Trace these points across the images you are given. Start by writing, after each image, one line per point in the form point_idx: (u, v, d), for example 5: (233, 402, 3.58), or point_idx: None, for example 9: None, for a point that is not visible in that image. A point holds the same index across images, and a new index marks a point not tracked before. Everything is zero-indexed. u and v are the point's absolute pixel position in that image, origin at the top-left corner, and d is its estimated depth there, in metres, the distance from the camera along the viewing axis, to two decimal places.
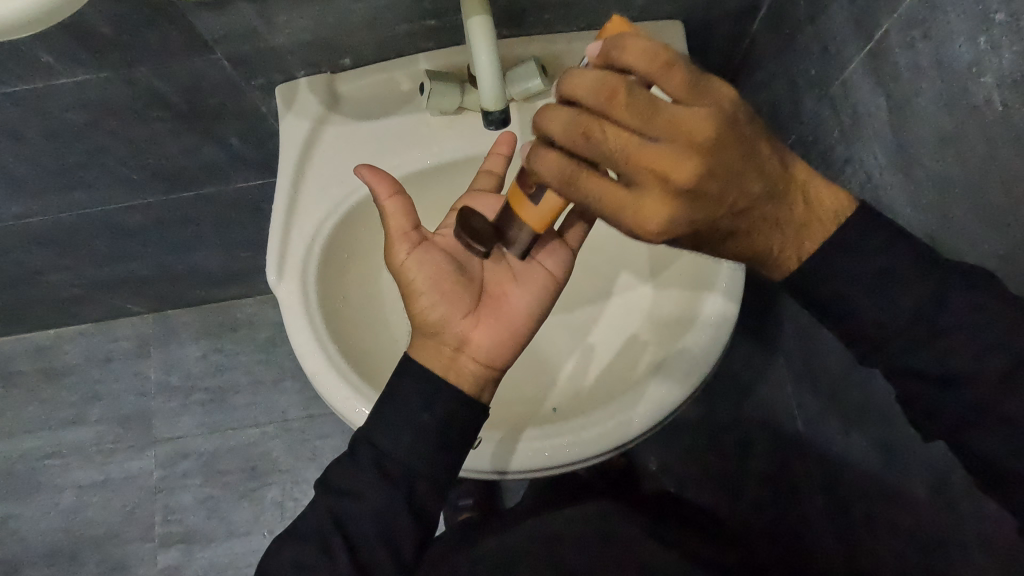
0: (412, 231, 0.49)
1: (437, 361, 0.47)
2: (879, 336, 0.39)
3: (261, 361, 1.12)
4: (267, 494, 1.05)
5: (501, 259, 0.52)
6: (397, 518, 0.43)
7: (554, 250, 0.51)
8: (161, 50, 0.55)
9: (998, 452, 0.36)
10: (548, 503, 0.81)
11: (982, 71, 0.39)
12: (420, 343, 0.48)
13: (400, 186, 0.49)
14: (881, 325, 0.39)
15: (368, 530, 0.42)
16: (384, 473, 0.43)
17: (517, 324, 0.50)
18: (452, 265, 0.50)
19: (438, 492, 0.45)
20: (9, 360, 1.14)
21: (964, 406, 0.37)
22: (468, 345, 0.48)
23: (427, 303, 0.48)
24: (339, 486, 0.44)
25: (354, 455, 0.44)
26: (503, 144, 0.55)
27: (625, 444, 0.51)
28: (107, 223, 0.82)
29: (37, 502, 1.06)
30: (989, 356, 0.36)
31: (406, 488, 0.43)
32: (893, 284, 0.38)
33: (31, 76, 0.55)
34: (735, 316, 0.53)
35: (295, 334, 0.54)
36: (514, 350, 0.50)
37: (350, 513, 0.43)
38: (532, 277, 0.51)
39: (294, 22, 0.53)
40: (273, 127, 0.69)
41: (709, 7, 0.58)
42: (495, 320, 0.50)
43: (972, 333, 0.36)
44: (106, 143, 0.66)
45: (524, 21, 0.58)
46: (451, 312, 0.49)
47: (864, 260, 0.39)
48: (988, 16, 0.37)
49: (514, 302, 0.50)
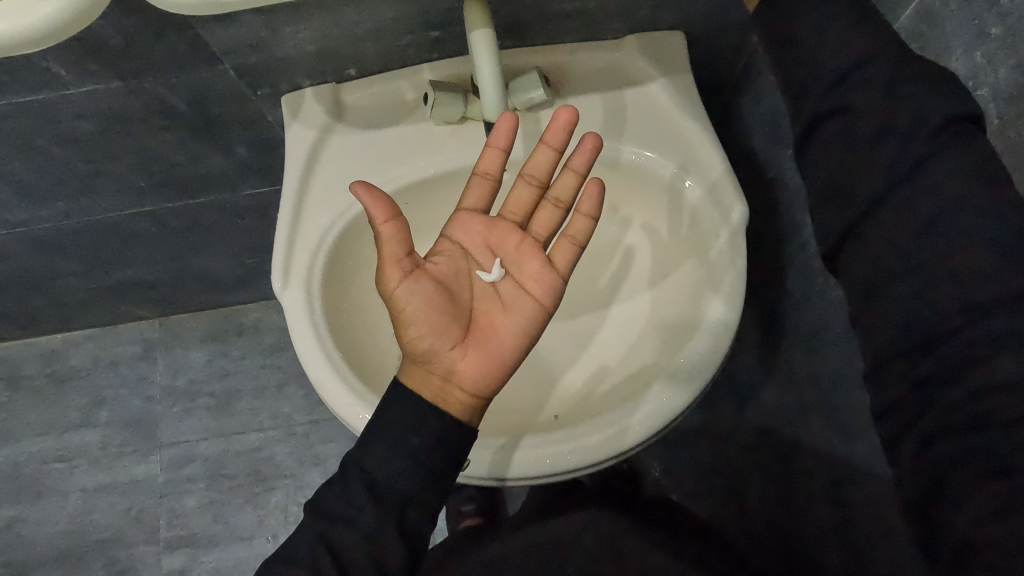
0: (404, 258, 0.47)
1: (426, 389, 0.47)
2: (822, 85, 0.40)
3: (266, 366, 1.13)
4: (271, 499, 1.05)
5: (490, 287, 0.52)
6: (388, 538, 0.43)
7: (545, 277, 0.51)
8: (169, 60, 0.55)
9: (919, 220, 0.37)
10: (549, 509, 0.81)
11: (977, 85, 0.39)
12: (409, 370, 0.48)
13: (397, 210, 0.46)
14: (825, 73, 0.39)
15: (358, 551, 0.43)
16: (375, 493, 0.44)
17: (506, 353, 0.49)
18: (442, 294, 0.49)
19: (428, 512, 0.45)
20: (18, 363, 1.15)
21: (884, 171, 0.38)
22: (456, 374, 0.48)
23: (416, 333, 0.48)
24: (330, 505, 0.44)
25: (344, 476, 0.45)
26: (500, 137, 0.50)
27: (626, 452, 0.52)
28: (115, 230, 0.83)
29: (45, 504, 1.07)
30: (923, 121, 0.37)
31: (396, 509, 0.44)
32: (850, 30, 0.39)
33: (42, 88, 0.55)
34: (738, 321, 0.54)
35: (299, 341, 0.55)
36: (502, 379, 0.49)
37: (341, 531, 0.43)
38: (520, 308, 0.51)
39: (300, 34, 0.54)
40: (279, 136, 0.70)
41: (710, 19, 0.59)
42: (485, 350, 0.49)
43: (903, 92, 0.38)
44: (115, 152, 0.67)
45: (527, 33, 0.59)
46: (440, 343, 0.48)
47: (905, 119, 0.38)
48: (983, 30, 0.38)
49: (503, 331, 0.50)
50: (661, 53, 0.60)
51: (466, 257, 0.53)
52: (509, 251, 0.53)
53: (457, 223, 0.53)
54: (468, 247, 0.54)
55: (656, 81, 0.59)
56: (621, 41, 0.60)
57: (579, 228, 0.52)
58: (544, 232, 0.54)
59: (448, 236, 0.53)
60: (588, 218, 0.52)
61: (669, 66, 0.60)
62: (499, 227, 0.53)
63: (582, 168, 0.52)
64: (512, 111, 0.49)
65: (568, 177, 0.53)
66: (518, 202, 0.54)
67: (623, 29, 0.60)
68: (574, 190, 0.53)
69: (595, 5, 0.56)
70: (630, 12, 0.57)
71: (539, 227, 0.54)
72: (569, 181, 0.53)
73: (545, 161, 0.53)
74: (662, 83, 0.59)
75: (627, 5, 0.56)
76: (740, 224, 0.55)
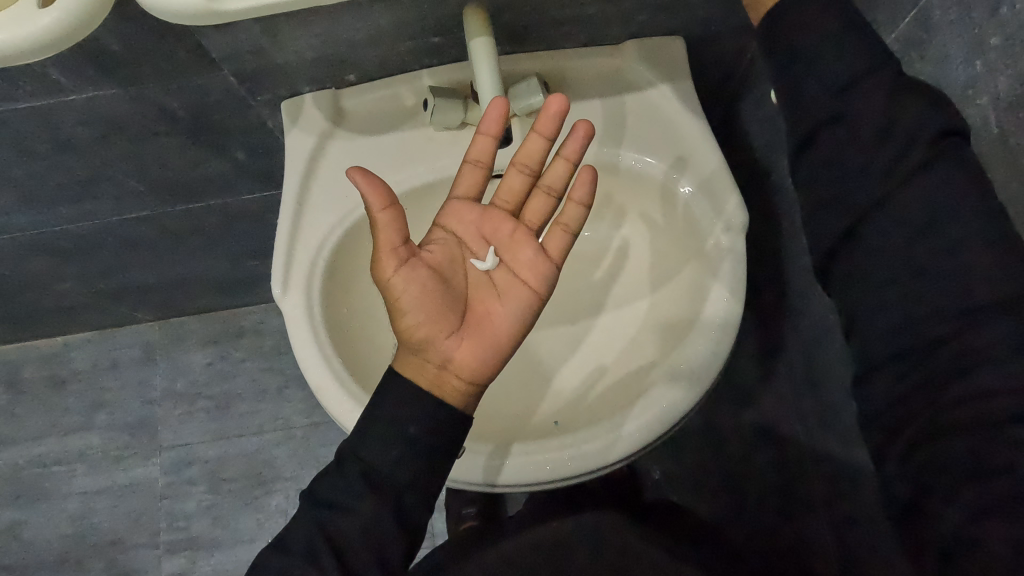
0: (400, 247, 0.47)
1: (423, 378, 0.47)
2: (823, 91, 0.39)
3: (266, 369, 1.12)
4: (271, 501, 1.05)
5: (484, 276, 0.52)
6: (386, 528, 0.43)
7: (539, 265, 0.51)
8: (169, 66, 0.55)
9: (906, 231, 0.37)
10: (549, 509, 0.81)
11: (978, 93, 0.39)
12: (405, 359, 0.48)
13: (393, 198, 0.46)
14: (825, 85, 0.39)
15: (356, 542, 0.43)
16: (372, 485, 0.44)
17: (502, 342, 0.50)
18: (438, 281, 0.49)
19: (426, 502, 0.45)
20: (18, 367, 1.15)
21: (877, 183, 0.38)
22: (452, 362, 0.48)
23: (413, 322, 0.48)
24: (327, 499, 0.44)
25: (341, 468, 0.45)
26: (493, 124, 0.49)
27: (624, 458, 0.52)
28: (115, 235, 0.83)
29: (45, 508, 1.07)
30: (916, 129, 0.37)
31: (394, 497, 0.44)
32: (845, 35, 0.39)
33: (41, 95, 0.55)
34: (737, 322, 0.54)
35: (298, 345, 0.55)
36: (497, 366, 0.50)
37: (339, 525, 0.43)
38: (515, 295, 0.51)
39: (298, 40, 0.54)
40: (278, 141, 0.70)
41: (710, 23, 0.59)
42: (480, 338, 0.49)
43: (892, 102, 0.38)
44: (115, 158, 0.67)
45: (526, 39, 0.59)
46: (436, 331, 0.48)
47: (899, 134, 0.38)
48: (983, 39, 0.37)
49: (498, 320, 0.50)
50: (661, 57, 0.60)
51: (460, 245, 0.53)
52: (502, 239, 0.53)
53: (449, 211, 0.53)
54: (461, 235, 0.53)
55: (656, 87, 0.59)
56: (621, 46, 0.60)
57: (571, 216, 0.52)
58: (536, 222, 0.54)
59: (440, 224, 0.53)
60: (581, 206, 0.52)
61: (669, 71, 0.59)
62: (492, 215, 0.53)
63: (572, 156, 0.52)
64: (503, 97, 0.48)
65: (557, 164, 0.53)
66: (510, 190, 0.54)
67: (622, 34, 0.60)
68: (565, 178, 0.53)
69: (594, 10, 0.56)
70: (629, 18, 0.57)
71: (532, 215, 0.54)
72: (558, 168, 0.53)
73: (536, 150, 0.52)
74: (662, 88, 0.59)
75: (626, 10, 0.56)
76: (740, 231, 0.56)
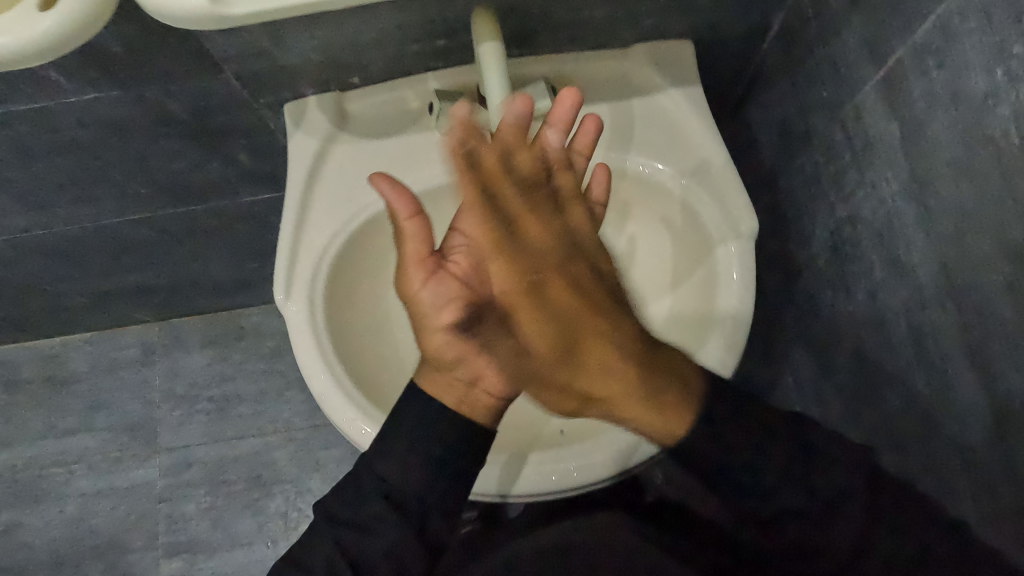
0: (427, 258, 0.47)
1: (450, 395, 0.47)
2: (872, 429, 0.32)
3: (266, 371, 1.12)
4: (271, 504, 1.05)
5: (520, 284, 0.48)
6: (406, 546, 0.45)
7: (576, 269, 0.48)
8: (171, 67, 0.54)
9: None
10: (553, 513, 0.80)
11: (998, 103, 0.37)
12: (428, 376, 0.48)
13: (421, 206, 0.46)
14: None
15: (377, 560, 0.44)
16: (392, 503, 0.45)
17: (537, 355, 0.47)
18: (465, 295, 0.48)
19: (446, 519, 0.47)
20: (16, 367, 1.14)
21: None
22: (481, 379, 0.48)
23: (440, 339, 0.47)
24: (345, 517, 0.45)
25: (356, 481, 0.46)
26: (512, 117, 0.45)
27: (633, 469, 0.52)
28: (115, 236, 0.82)
29: (43, 509, 1.06)
30: None
31: (416, 515, 0.45)
32: None
33: (40, 97, 0.54)
34: (746, 330, 0.54)
35: (302, 354, 0.54)
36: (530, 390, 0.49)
37: (360, 543, 0.44)
38: (551, 304, 0.47)
39: (303, 42, 0.53)
40: (281, 143, 0.69)
41: (720, 27, 0.58)
42: (514, 353, 0.47)
43: None
44: (116, 159, 0.66)
45: (534, 42, 0.58)
46: (466, 349, 0.47)
47: None
48: (1005, 48, 0.36)
49: (531, 333, 0.47)
50: (670, 62, 0.59)
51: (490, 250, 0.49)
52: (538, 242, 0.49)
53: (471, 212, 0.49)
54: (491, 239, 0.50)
55: (666, 91, 0.58)
56: (629, 50, 0.59)
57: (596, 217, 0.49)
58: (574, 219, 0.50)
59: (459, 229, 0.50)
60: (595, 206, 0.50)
61: (678, 75, 0.59)
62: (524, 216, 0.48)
63: (585, 150, 0.51)
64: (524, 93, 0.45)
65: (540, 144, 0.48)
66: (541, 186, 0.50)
67: (631, 38, 0.59)
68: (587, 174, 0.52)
69: (602, 14, 0.55)
70: (638, 21, 0.56)
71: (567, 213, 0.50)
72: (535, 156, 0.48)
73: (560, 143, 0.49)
74: (672, 92, 0.58)
75: (636, 13, 0.55)
76: (750, 239, 0.55)
